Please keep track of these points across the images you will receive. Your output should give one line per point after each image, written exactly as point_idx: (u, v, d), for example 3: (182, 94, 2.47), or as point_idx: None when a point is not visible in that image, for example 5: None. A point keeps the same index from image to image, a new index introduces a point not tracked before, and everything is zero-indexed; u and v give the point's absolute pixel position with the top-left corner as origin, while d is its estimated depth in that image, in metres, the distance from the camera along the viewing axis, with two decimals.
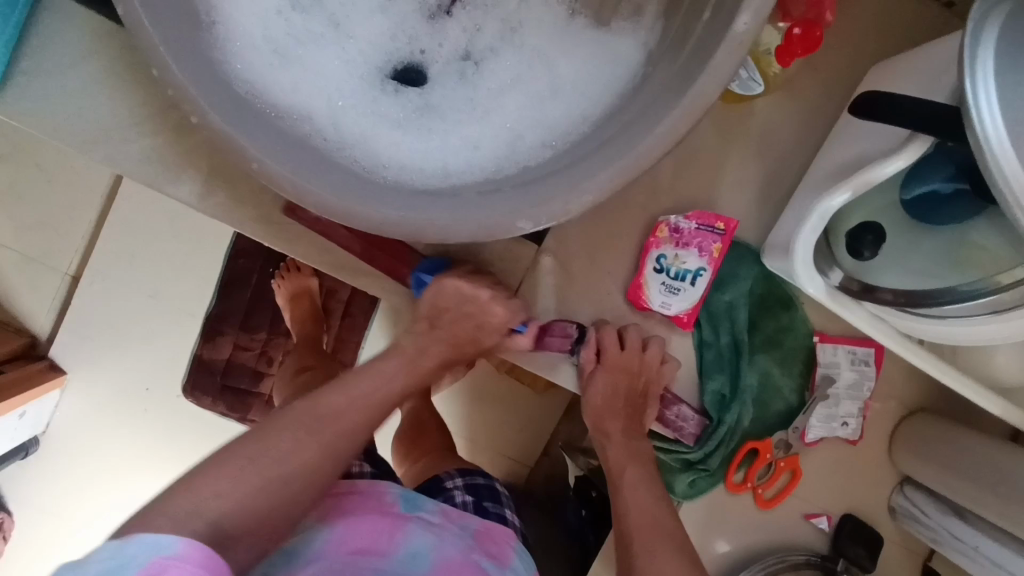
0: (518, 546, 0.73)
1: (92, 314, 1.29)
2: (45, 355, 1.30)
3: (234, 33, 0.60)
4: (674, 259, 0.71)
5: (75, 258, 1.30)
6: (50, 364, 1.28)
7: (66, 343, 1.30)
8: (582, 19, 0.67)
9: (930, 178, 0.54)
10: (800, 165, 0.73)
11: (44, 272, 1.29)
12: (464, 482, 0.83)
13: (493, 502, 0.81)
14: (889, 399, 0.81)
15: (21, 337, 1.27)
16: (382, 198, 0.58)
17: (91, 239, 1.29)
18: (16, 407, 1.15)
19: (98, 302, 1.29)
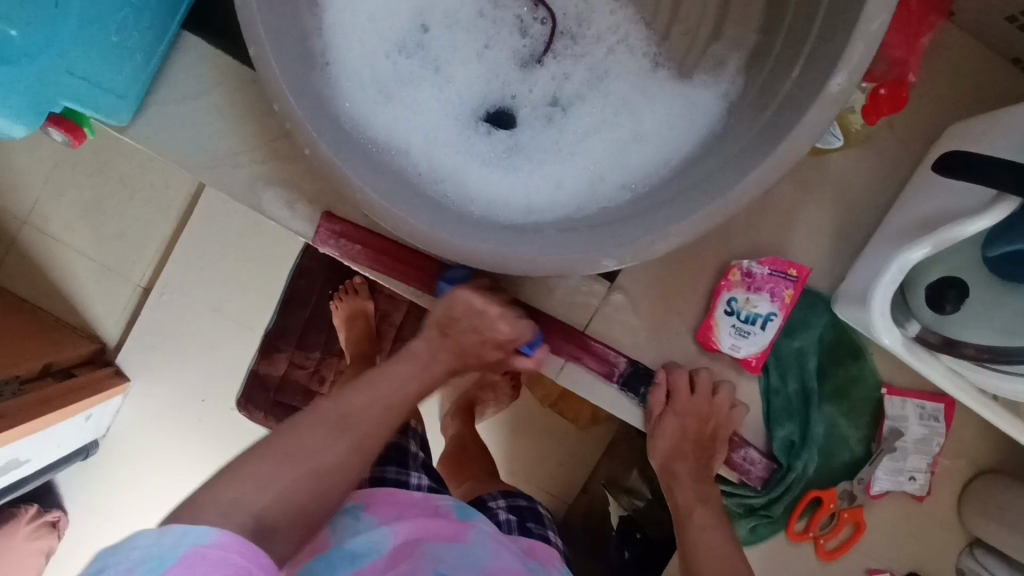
0: (564, 570, 0.73)
1: (160, 324, 1.36)
2: (112, 361, 1.36)
3: (346, 73, 0.65)
4: (746, 303, 0.72)
5: (148, 270, 1.37)
6: (116, 370, 1.34)
7: (133, 350, 1.36)
8: (665, 71, 0.71)
9: (1016, 236, 0.55)
10: (873, 215, 0.74)
11: (118, 282, 1.37)
12: (507, 503, 0.84)
13: (536, 522, 0.81)
14: (960, 457, 0.79)
15: (92, 343, 1.34)
16: (472, 232, 0.61)
17: (165, 253, 1.37)
18: (84, 410, 1.21)
19: (166, 313, 1.36)
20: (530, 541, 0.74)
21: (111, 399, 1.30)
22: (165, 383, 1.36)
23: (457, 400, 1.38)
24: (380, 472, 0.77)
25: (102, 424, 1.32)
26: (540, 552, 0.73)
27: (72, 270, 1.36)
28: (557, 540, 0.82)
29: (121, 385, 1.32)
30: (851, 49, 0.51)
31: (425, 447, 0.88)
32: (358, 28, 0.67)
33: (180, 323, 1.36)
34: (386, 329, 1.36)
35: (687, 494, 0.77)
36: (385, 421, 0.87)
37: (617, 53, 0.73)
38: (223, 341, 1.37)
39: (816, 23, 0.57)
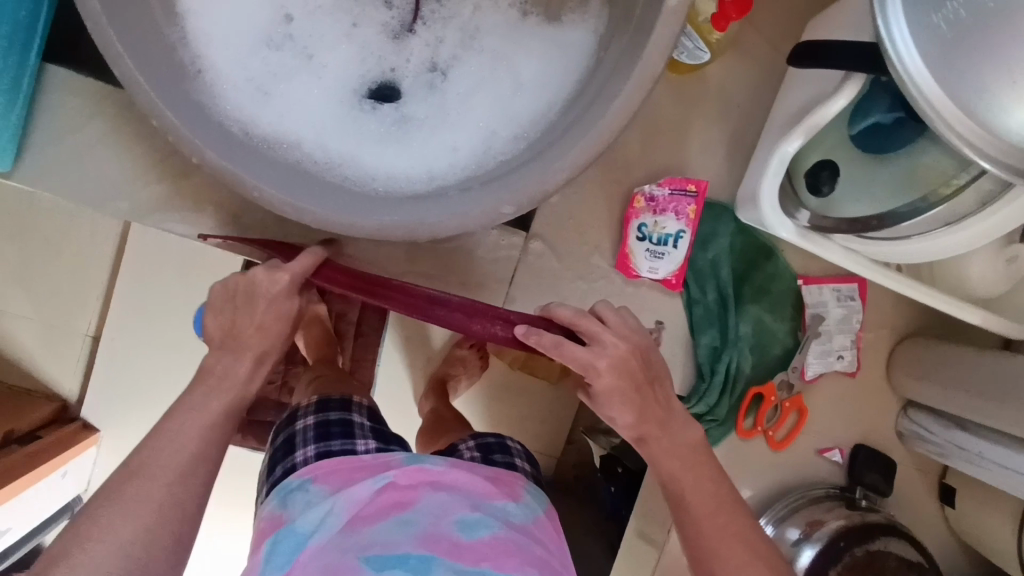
0: (531, 487, 0.75)
1: (115, 369, 1.34)
2: (77, 416, 1.35)
3: (220, 78, 0.66)
4: (654, 226, 0.76)
5: (94, 319, 1.36)
6: (84, 423, 1.32)
7: (95, 401, 1.35)
8: (535, 17, 0.73)
9: (873, 108, 0.59)
10: (758, 119, 0.78)
11: (66, 336, 1.35)
12: (475, 442, 0.84)
13: (503, 453, 0.83)
14: (880, 329, 0.85)
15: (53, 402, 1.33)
16: (373, 207, 0.63)
17: (106, 297, 1.35)
18: (57, 467, 1.20)
19: (122, 357, 1.34)
20: (495, 470, 0.75)
21: (84, 452, 1.29)
22: (134, 426, 1.35)
23: (427, 380, 1.41)
24: (326, 447, 0.74)
25: (81, 478, 1.31)
26: (502, 484, 0.73)
27: (17, 334, 1.34)
28: (526, 467, 0.83)
29: (91, 437, 1.31)
30: None
31: (373, 420, 0.83)
32: (221, 29, 0.67)
33: (136, 363, 1.35)
34: (345, 328, 1.38)
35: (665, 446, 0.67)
36: (329, 398, 0.82)
37: (485, 8, 0.74)
38: (185, 370, 1.37)
39: None
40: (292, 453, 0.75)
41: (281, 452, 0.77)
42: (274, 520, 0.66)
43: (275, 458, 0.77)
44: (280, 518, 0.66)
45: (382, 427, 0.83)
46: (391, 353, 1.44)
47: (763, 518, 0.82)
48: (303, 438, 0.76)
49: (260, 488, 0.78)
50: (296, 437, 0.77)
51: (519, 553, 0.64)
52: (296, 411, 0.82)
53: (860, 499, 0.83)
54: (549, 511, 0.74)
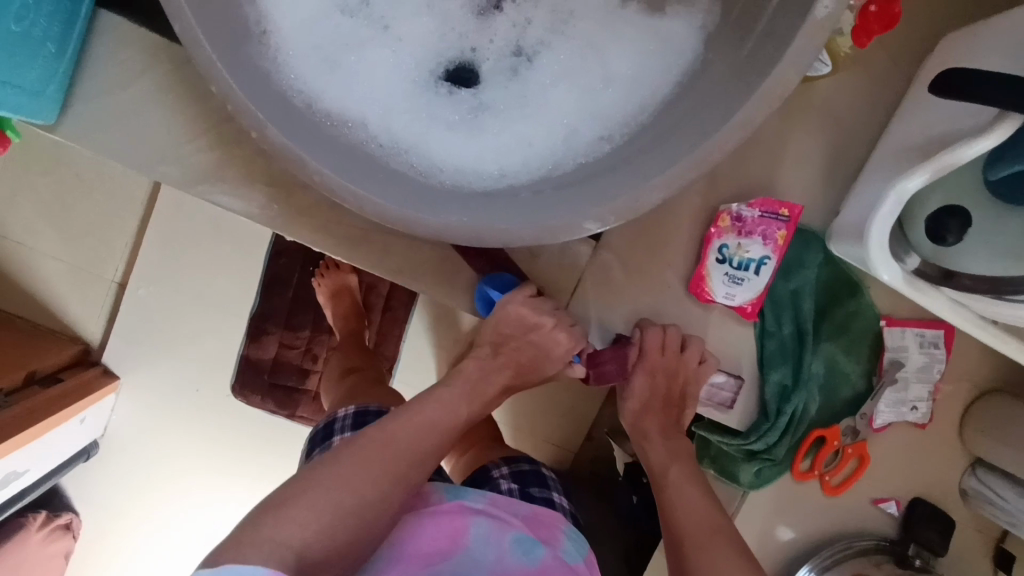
0: (571, 531, 0.71)
1: (139, 319, 1.31)
2: (98, 362, 1.32)
3: (287, 42, 0.59)
4: (737, 249, 0.70)
5: (121, 266, 1.31)
6: (104, 369, 1.30)
7: (116, 349, 1.32)
8: (635, 6, 0.65)
9: (1020, 156, 0.51)
10: (866, 143, 0.71)
11: (91, 281, 1.31)
12: (509, 470, 0.82)
13: (540, 487, 0.79)
14: (959, 381, 0.79)
15: (75, 345, 1.30)
16: (441, 204, 0.58)
17: (135, 246, 1.31)
18: (76, 414, 1.18)
19: (146, 308, 1.31)
20: (534, 508, 0.71)
21: (103, 400, 1.26)
22: (152, 377, 1.32)
23: (454, 363, 1.37)
24: None
25: (98, 425, 1.29)
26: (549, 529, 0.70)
27: (41, 273, 1.30)
28: (564, 502, 0.79)
29: (110, 385, 1.28)
30: None
31: None
32: None
33: (161, 315, 1.32)
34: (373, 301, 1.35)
35: (661, 452, 0.75)
36: (366, 417, 0.82)
37: None
38: (209, 326, 1.33)
39: None
40: None
41: None
42: None
43: None
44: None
45: None
46: (419, 332, 1.40)
47: (805, 564, 0.78)
48: None
49: None
50: None
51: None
52: (333, 425, 0.82)
53: (913, 556, 0.78)
54: (589, 562, 0.69)
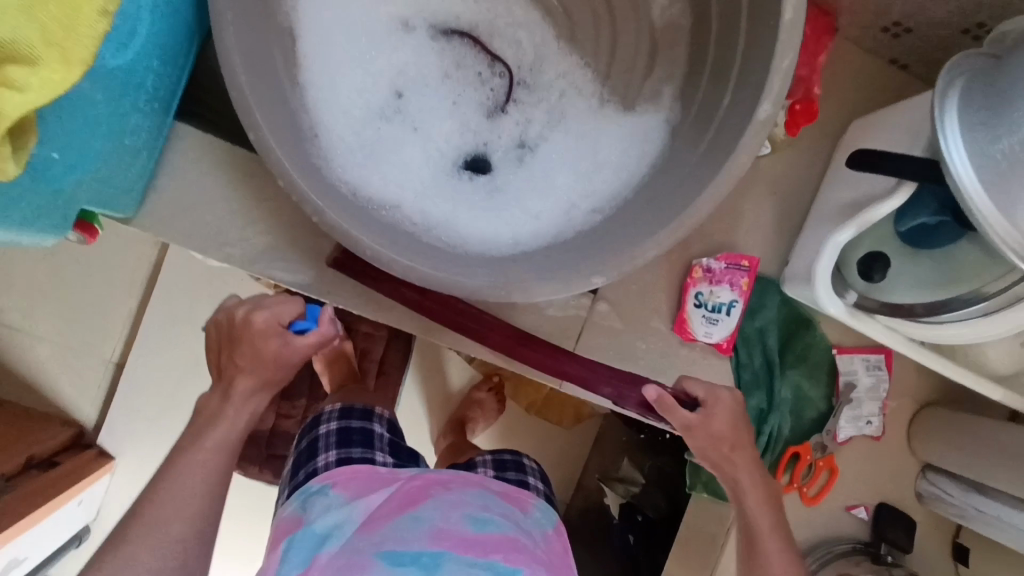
0: (540, 504, 0.82)
1: (137, 397, 1.35)
2: (93, 443, 1.34)
3: (336, 144, 0.71)
4: (710, 295, 0.83)
5: (119, 345, 1.36)
6: (100, 450, 1.32)
7: (113, 427, 1.35)
8: (612, 106, 0.81)
9: (920, 211, 0.68)
10: (803, 204, 0.87)
11: (89, 362, 1.35)
12: (490, 457, 0.91)
13: (516, 470, 0.88)
14: (904, 397, 0.93)
15: (70, 427, 1.31)
16: (471, 271, 0.69)
17: (132, 325, 1.36)
18: (75, 495, 1.20)
19: (144, 386, 1.35)
20: (507, 486, 0.82)
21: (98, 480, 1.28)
22: (149, 453, 1.35)
23: (447, 420, 1.45)
24: (346, 454, 0.81)
25: (92, 506, 1.30)
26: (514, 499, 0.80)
27: (39, 356, 1.34)
28: (540, 485, 0.89)
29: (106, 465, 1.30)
30: (769, 82, 0.60)
31: (393, 431, 0.92)
32: (340, 97, 0.73)
33: (160, 392, 1.35)
34: (367, 366, 1.31)
35: (753, 480, 0.82)
36: (349, 430, 0.86)
37: (569, 95, 0.82)
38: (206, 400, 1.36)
39: (737, 53, 0.66)
40: (313, 457, 0.84)
41: (304, 456, 0.85)
42: (293, 521, 0.72)
43: (297, 462, 0.85)
44: (299, 519, 0.72)
45: (399, 439, 0.92)
46: (411, 393, 1.48)
47: None
48: (325, 443, 0.84)
49: (281, 489, 0.86)
50: (320, 442, 0.85)
51: (525, 556, 0.67)
52: (319, 416, 0.90)
53: (885, 554, 0.89)
54: (557, 529, 0.80)
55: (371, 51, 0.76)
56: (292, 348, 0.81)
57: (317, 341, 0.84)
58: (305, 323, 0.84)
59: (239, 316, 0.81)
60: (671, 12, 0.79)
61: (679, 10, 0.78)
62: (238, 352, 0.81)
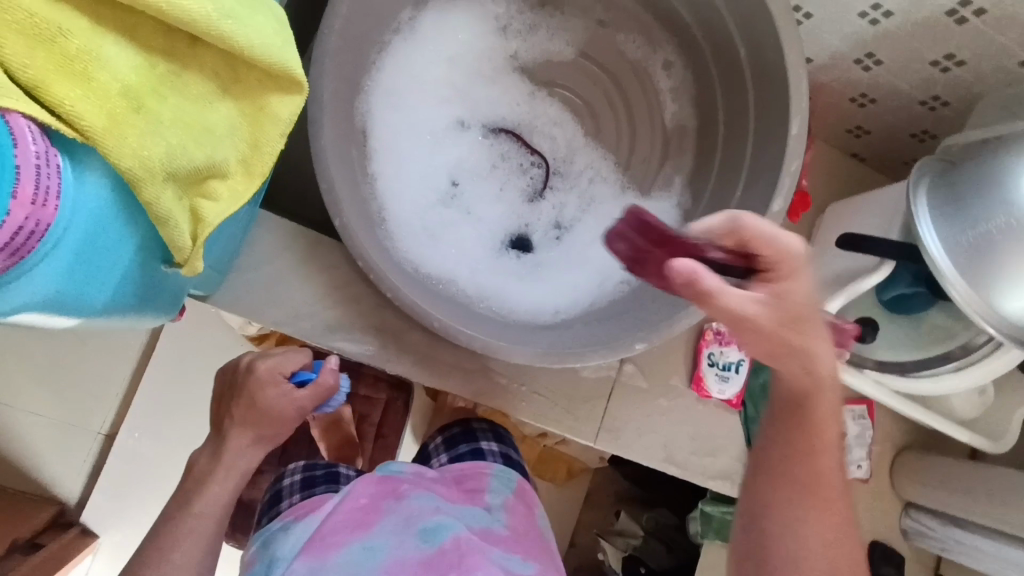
0: (496, 472, 0.85)
1: (127, 468, 1.23)
2: (76, 521, 1.21)
3: (402, 228, 0.80)
4: (721, 354, 0.94)
5: (110, 416, 1.24)
6: (84, 528, 1.20)
7: (99, 505, 1.22)
8: (633, 191, 0.93)
9: (898, 282, 0.81)
10: (791, 274, 1.00)
11: (78, 434, 1.22)
12: (443, 442, 0.96)
13: (467, 441, 0.93)
14: (884, 442, 1.06)
15: (50, 506, 1.19)
16: (525, 338, 0.75)
17: (127, 393, 1.24)
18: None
19: (134, 459, 1.23)
20: (461, 469, 0.85)
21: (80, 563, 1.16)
22: (135, 529, 1.23)
23: None
24: (310, 476, 0.87)
25: None
26: (467, 493, 0.81)
27: (22, 432, 1.20)
28: (491, 445, 0.93)
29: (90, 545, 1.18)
30: (781, 181, 0.71)
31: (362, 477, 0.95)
32: (406, 189, 0.82)
33: (151, 462, 1.23)
34: (365, 429, 1.29)
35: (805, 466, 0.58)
36: (314, 474, 0.87)
37: (597, 182, 0.93)
38: None
39: (747, 154, 0.79)
40: (277, 503, 0.85)
41: (269, 504, 0.87)
42: (254, 557, 0.72)
43: (263, 510, 0.86)
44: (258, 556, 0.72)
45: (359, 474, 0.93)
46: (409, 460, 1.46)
47: None
48: (289, 488, 0.85)
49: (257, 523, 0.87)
50: (285, 488, 0.87)
51: (479, 552, 0.65)
52: (280, 489, 0.87)
53: None
54: (516, 491, 0.83)
55: (431, 147, 0.86)
56: (293, 400, 0.72)
57: (317, 393, 0.74)
58: (311, 374, 0.76)
59: (243, 362, 0.73)
60: (681, 115, 0.93)
61: (687, 114, 0.92)
62: (236, 403, 0.71)
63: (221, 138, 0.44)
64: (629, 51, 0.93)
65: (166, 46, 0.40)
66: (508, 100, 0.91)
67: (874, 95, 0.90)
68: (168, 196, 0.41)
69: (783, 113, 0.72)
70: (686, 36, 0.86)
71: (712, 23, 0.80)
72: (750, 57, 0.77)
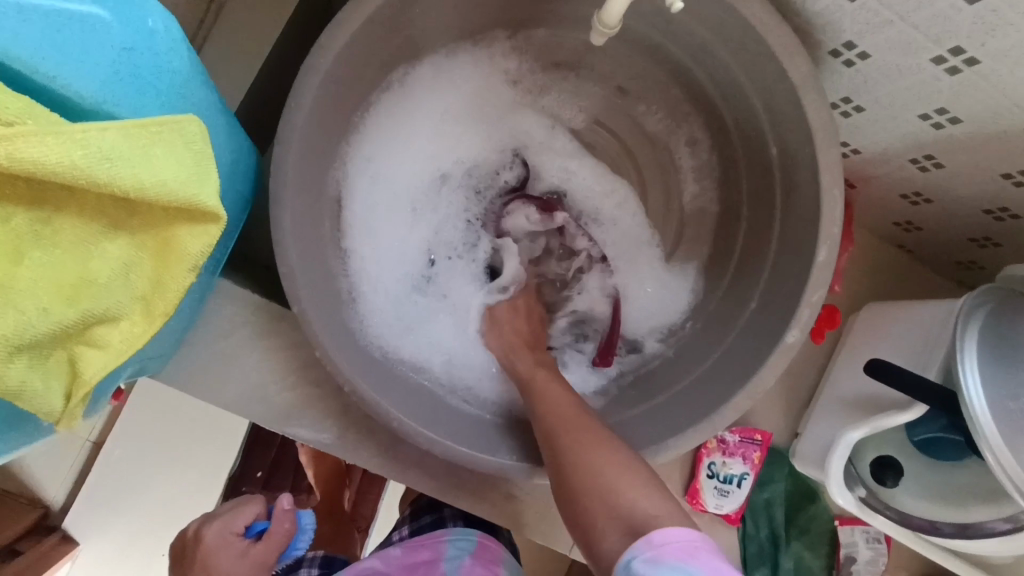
0: (454, 538, 0.77)
1: (107, 483, 1.12)
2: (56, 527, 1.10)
3: (373, 309, 0.72)
4: (723, 465, 0.84)
5: (100, 422, 1.12)
6: (64, 536, 1.09)
7: (80, 513, 1.11)
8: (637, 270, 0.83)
9: (928, 425, 0.72)
10: (812, 380, 0.89)
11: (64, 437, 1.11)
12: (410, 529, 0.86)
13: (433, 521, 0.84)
14: (900, 572, 0.95)
15: (33, 509, 1.08)
16: (499, 444, 0.66)
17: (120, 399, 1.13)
18: None
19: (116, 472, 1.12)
20: (415, 541, 0.79)
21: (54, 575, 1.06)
22: (112, 547, 1.12)
23: None
24: None
25: None
26: (422, 569, 0.75)
27: None
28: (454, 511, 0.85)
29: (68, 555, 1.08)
30: (798, 311, 0.62)
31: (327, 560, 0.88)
32: (381, 266, 0.74)
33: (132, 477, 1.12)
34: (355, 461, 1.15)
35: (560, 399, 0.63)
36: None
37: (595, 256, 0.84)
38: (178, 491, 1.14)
39: (768, 262, 0.70)
40: None
41: None
42: None
43: None
44: None
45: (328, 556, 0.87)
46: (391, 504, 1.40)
47: None
48: None
49: None
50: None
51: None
52: None
53: None
54: (476, 550, 0.76)
55: (411, 216, 0.78)
56: (249, 558, 0.68)
57: (273, 543, 0.69)
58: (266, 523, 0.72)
59: (190, 534, 0.71)
60: (701, 199, 0.83)
61: (708, 199, 0.82)
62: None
63: (108, 285, 0.38)
64: (649, 125, 0.84)
65: (35, 194, 0.33)
66: (504, 159, 0.83)
67: (930, 196, 0.78)
68: (21, 370, 0.35)
69: (811, 233, 0.63)
70: (714, 116, 0.76)
71: (743, 109, 0.70)
72: (781, 158, 0.67)
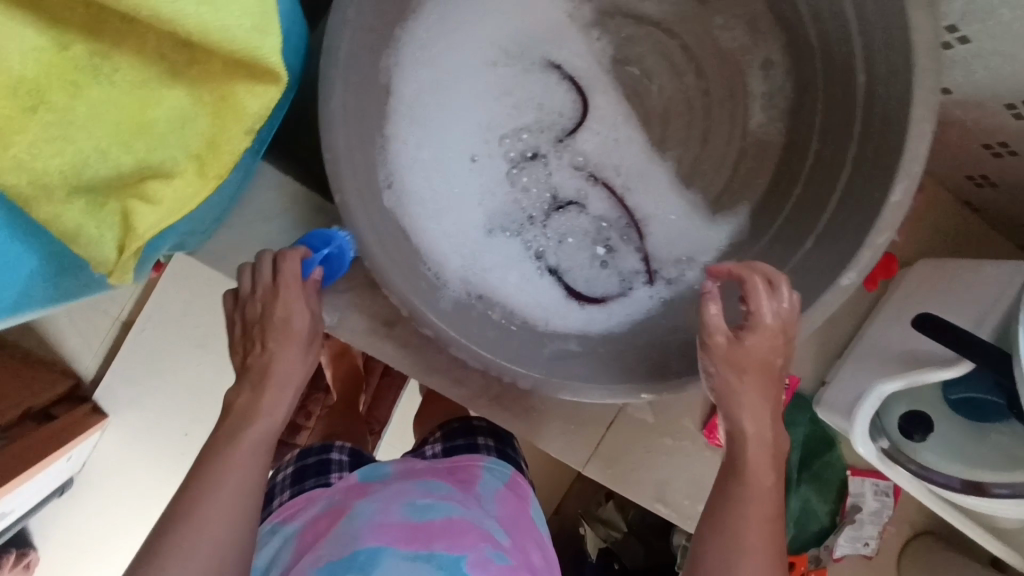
0: (490, 464, 0.76)
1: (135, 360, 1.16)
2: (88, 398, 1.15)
3: (406, 201, 0.69)
4: None
5: (128, 303, 1.15)
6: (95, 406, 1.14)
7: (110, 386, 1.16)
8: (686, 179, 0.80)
9: (972, 385, 0.71)
10: (850, 329, 0.87)
11: (94, 314, 1.15)
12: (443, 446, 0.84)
13: (465, 434, 0.83)
14: (902, 523, 0.97)
15: (65, 379, 1.13)
16: (526, 356, 0.66)
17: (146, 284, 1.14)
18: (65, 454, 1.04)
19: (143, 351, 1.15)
20: (453, 459, 0.77)
21: (89, 439, 1.11)
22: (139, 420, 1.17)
23: None
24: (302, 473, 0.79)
25: (77, 462, 1.13)
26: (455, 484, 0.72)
27: None
28: (489, 442, 0.82)
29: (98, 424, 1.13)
30: (859, 254, 0.58)
31: (355, 453, 0.85)
32: (417, 156, 0.70)
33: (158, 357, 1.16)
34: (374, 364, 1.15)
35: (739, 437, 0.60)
36: (304, 467, 0.80)
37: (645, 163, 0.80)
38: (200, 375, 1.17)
39: (834, 199, 0.66)
40: (271, 501, 0.79)
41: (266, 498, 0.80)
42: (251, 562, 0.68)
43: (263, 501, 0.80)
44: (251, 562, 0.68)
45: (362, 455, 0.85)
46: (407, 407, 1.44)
47: None
48: (282, 484, 0.79)
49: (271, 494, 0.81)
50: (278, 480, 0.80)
51: (472, 533, 0.62)
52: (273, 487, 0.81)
53: None
54: (511, 484, 0.75)
55: (442, 119, 0.73)
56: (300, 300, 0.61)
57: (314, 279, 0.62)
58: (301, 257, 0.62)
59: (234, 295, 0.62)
60: (768, 129, 0.78)
61: (775, 129, 0.77)
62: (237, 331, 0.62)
63: (160, 135, 0.40)
64: (723, 41, 0.78)
65: (91, 22, 0.37)
66: (543, 68, 0.78)
67: (1018, 148, 0.72)
68: (77, 210, 0.39)
69: (890, 171, 0.58)
70: (798, 35, 0.70)
71: (836, 29, 0.64)
72: (868, 88, 0.62)
